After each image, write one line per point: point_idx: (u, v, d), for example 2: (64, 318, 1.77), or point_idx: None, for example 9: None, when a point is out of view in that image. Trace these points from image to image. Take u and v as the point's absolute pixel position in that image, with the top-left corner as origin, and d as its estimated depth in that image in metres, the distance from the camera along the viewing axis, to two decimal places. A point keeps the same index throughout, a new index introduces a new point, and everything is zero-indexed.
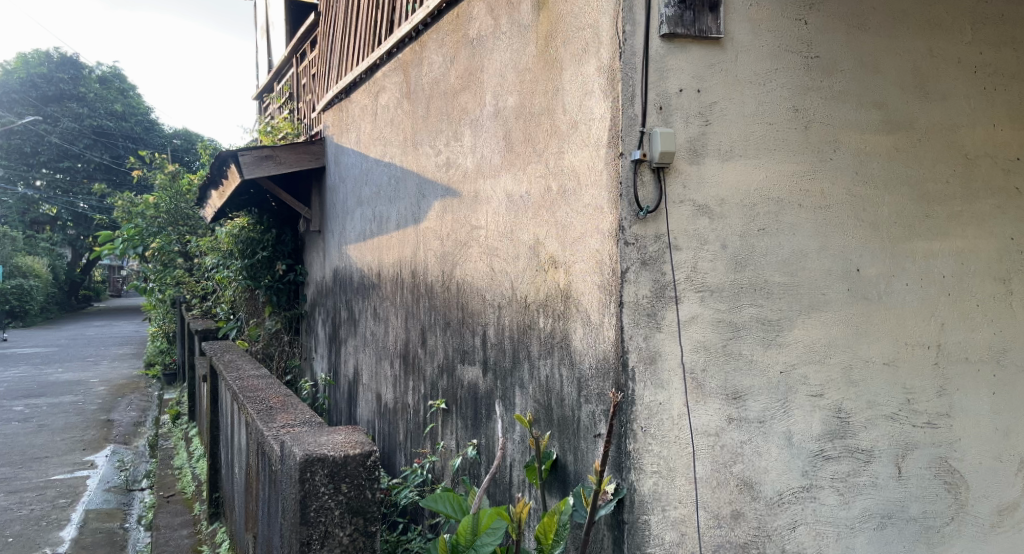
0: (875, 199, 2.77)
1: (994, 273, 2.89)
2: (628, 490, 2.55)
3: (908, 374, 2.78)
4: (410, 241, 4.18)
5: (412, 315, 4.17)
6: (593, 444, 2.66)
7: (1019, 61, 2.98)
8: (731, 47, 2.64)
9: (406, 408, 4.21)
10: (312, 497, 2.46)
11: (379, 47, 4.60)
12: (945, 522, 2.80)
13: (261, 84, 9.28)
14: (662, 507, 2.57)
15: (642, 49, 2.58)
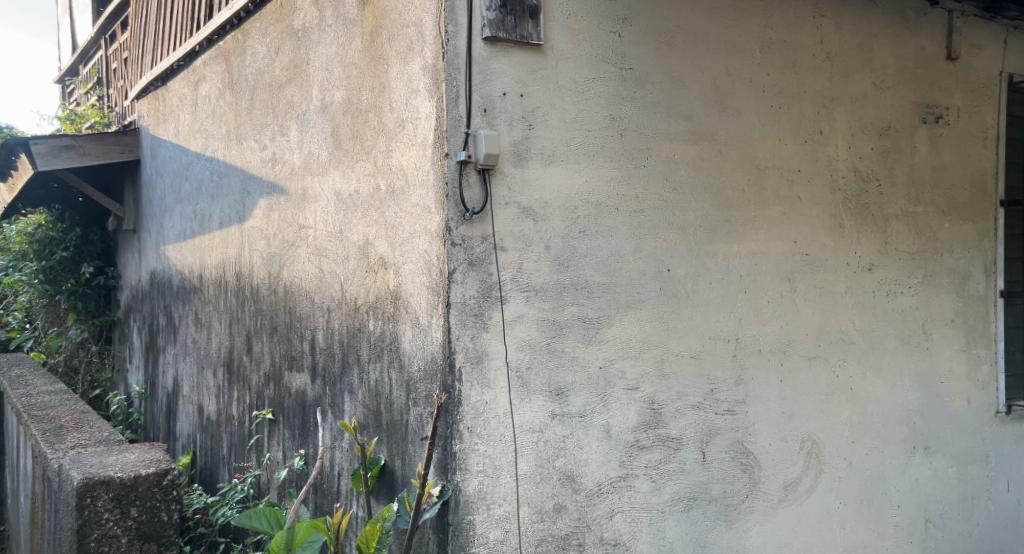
0: (681, 204, 2.99)
1: (781, 272, 3.26)
2: (453, 491, 2.55)
3: (711, 365, 3.04)
4: (234, 241, 3.94)
5: (235, 320, 3.92)
6: (419, 447, 2.63)
7: (799, 83, 3.36)
8: (551, 55, 2.72)
9: (230, 419, 3.95)
10: (92, 526, 2.33)
11: (196, 32, 4.30)
12: (741, 499, 3.09)
13: (62, 67, 8.39)
14: (487, 506, 2.59)
15: (464, 50, 2.58)
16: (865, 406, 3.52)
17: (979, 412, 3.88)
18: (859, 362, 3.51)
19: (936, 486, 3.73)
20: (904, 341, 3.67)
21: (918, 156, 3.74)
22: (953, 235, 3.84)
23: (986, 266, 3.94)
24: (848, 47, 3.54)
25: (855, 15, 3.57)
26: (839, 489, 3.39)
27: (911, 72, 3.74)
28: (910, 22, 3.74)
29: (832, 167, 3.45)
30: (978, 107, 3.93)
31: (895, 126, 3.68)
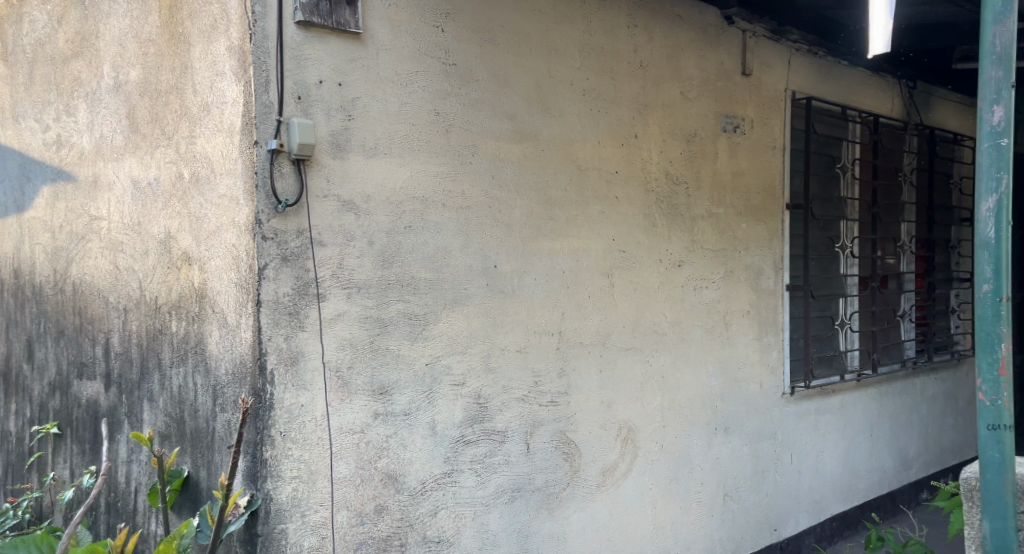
0: (507, 201, 3.04)
1: (600, 268, 3.41)
2: (263, 500, 2.41)
3: (536, 358, 3.14)
4: (11, 233, 3.53)
5: (13, 322, 3.51)
6: (225, 455, 2.50)
7: (616, 89, 3.51)
8: (371, 44, 2.65)
9: (6, 435, 3.55)
10: None
11: None
12: (563, 486, 3.22)
13: None
14: (301, 513, 2.48)
15: (275, 33, 2.46)
16: (675, 392, 3.74)
17: (769, 395, 4.24)
18: (670, 352, 3.73)
19: (734, 464, 4.04)
20: (709, 332, 3.94)
21: (720, 161, 4.01)
22: (748, 235, 4.15)
23: (776, 263, 4.30)
24: (659, 57, 3.73)
25: (664, 27, 3.77)
26: (650, 471, 3.62)
27: (713, 84, 4.00)
28: (711, 38, 3.99)
29: (646, 170, 3.63)
30: (769, 119, 4.27)
31: (701, 133, 3.92)
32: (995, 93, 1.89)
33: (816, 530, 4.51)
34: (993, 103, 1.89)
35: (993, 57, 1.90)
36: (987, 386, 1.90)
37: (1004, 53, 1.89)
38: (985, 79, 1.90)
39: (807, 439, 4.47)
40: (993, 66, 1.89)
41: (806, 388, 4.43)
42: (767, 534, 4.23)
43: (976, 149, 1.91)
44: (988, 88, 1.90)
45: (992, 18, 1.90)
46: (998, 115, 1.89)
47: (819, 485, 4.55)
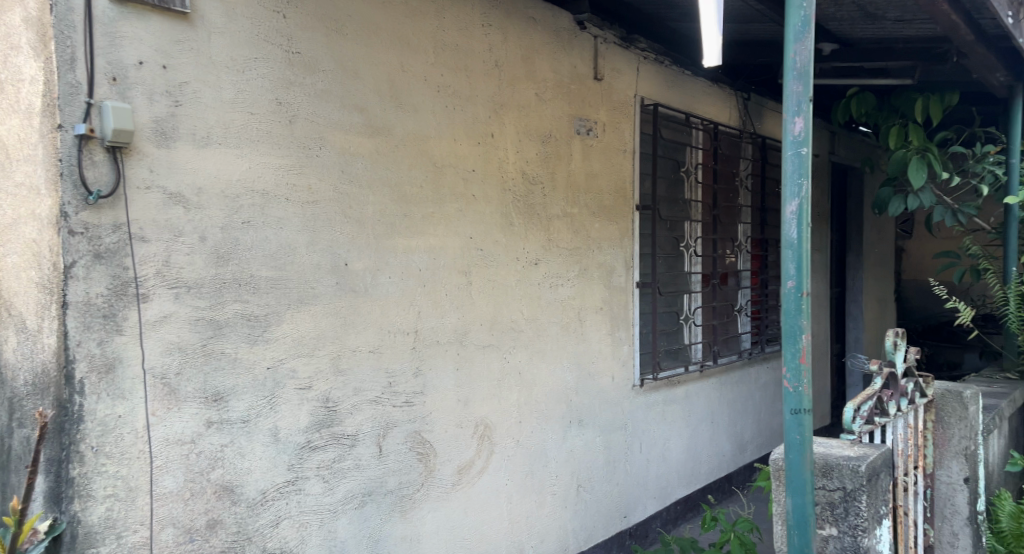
0: (359, 198, 2.95)
1: (457, 266, 3.42)
2: (68, 523, 2.21)
3: (389, 358, 3.08)
4: None
5: None
6: (22, 476, 2.27)
7: (471, 86, 3.51)
8: (200, 25, 2.49)
9: None
10: None
11: None
12: (416, 489, 3.18)
13: None
14: (116, 535, 2.30)
15: (81, 7, 2.26)
16: (530, 389, 3.81)
17: (620, 387, 4.37)
18: (526, 347, 3.80)
19: (586, 454, 4.14)
20: (564, 328, 4.03)
21: (574, 163, 4.08)
22: (601, 234, 4.25)
23: (626, 261, 4.43)
24: (514, 58, 3.76)
25: (519, 28, 3.78)
26: (506, 467, 3.66)
27: (567, 88, 4.06)
28: (564, 42, 4.05)
29: (503, 169, 3.66)
30: (620, 124, 4.39)
31: (555, 135, 3.98)
32: (797, 106, 2.17)
33: (662, 514, 4.69)
34: (795, 115, 2.16)
35: (795, 73, 2.18)
36: (791, 374, 2.19)
37: (804, 70, 2.16)
38: (789, 93, 2.18)
39: (655, 427, 4.63)
40: (795, 81, 2.17)
41: (654, 380, 4.60)
42: (616, 521, 4.34)
43: (782, 157, 2.19)
44: (790, 101, 2.18)
45: (793, 37, 2.17)
46: (798, 127, 2.16)
47: (665, 471, 4.73)
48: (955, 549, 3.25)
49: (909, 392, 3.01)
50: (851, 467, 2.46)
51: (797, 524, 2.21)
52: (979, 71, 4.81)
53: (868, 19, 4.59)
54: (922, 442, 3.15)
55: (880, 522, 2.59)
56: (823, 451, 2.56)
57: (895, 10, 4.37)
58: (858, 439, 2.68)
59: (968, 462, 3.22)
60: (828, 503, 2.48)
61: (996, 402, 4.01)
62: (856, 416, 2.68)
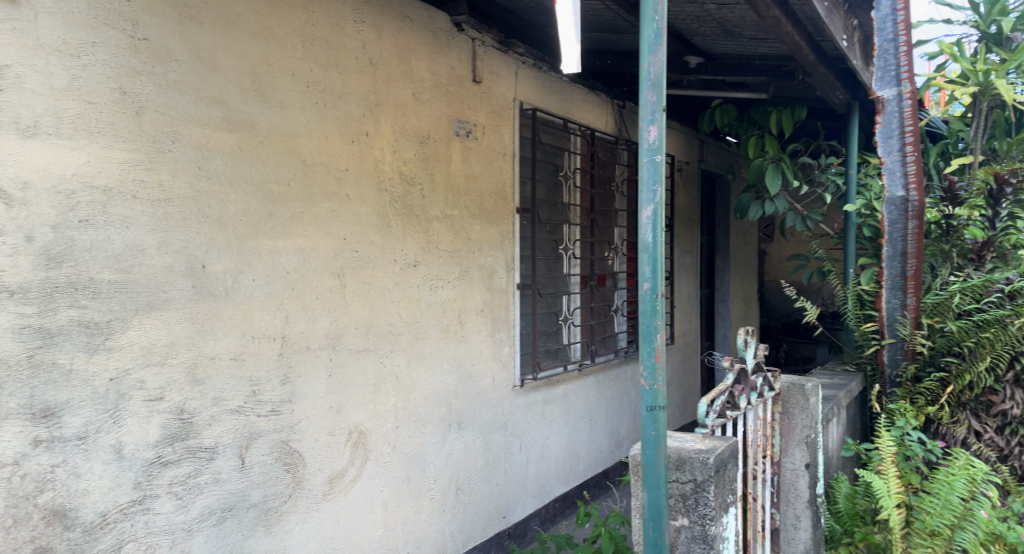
0: (219, 196, 2.93)
1: (329, 268, 3.37)
2: None
3: (253, 366, 3.04)
4: None
5: None
6: None
7: (344, 84, 3.44)
8: (27, 5, 2.48)
9: None
10: None
11: None
12: (283, 500, 3.15)
13: None
14: None
15: None
16: (409, 393, 3.75)
17: (501, 388, 4.35)
18: (404, 352, 3.74)
19: (465, 458, 4.09)
20: (444, 331, 3.97)
21: (454, 165, 4.03)
22: (482, 236, 4.22)
23: (507, 263, 4.41)
24: (389, 57, 3.67)
25: (393, 26, 3.70)
26: (381, 474, 3.60)
27: (445, 89, 4.01)
28: (441, 42, 3.99)
29: (379, 169, 3.60)
30: (499, 127, 4.37)
31: (434, 135, 3.92)
32: (651, 115, 2.40)
33: (541, 513, 4.69)
34: (650, 123, 2.39)
35: (650, 83, 2.41)
36: (648, 371, 2.40)
37: (657, 80, 2.40)
38: (644, 102, 2.40)
39: (534, 427, 4.64)
40: (650, 90, 2.40)
41: (534, 380, 4.62)
42: (496, 522, 4.31)
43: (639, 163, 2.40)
44: (645, 110, 2.41)
45: (647, 49, 2.41)
46: (653, 135, 2.39)
47: (544, 469, 4.74)
48: (797, 530, 3.43)
49: (758, 385, 3.13)
50: (701, 459, 2.54)
51: (653, 516, 2.42)
52: (822, 89, 5.12)
53: (727, 36, 4.78)
54: (770, 432, 3.28)
55: (727, 509, 2.69)
56: (677, 445, 2.62)
57: (750, 28, 4.59)
58: (710, 433, 2.74)
59: (809, 450, 3.38)
60: (681, 495, 2.56)
61: (834, 392, 4.21)
62: (709, 410, 2.75)
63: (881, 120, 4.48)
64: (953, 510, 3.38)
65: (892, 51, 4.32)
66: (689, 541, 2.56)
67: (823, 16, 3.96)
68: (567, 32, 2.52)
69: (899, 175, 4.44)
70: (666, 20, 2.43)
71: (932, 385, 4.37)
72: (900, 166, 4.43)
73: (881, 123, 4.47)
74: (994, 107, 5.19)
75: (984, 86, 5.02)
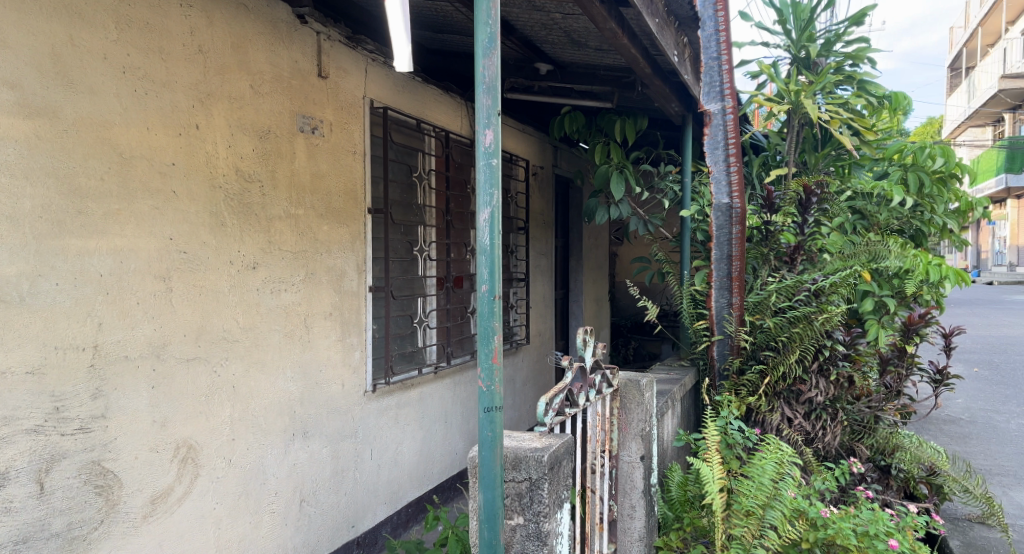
0: (11, 189, 2.68)
1: (152, 270, 3.09)
2: None
3: (55, 381, 2.78)
4: None
5: None
6: None
7: (170, 73, 3.18)
8: None
9: None
10: None
11: None
12: (93, 527, 2.87)
13: None
14: None
15: None
16: (246, 403, 3.51)
17: (351, 394, 4.17)
18: (242, 359, 3.50)
19: (310, 467, 3.88)
20: (287, 336, 3.76)
21: (298, 161, 3.82)
22: (330, 237, 4.03)
23: (358, 265, 4.23)
24: (222, 45, 3.43)
25: (226, 13, 3.46)
26: (215, 490, 3.35)
27: (287, 83, 3.79)
28: (281, 34, 3.77)
29: (211, 165, 3.35)
30: (348, 125, 4.18)
31: (275, 131, 3.70)
32: (487, 118, 2.34)
33: (392, 519, 4.54)
34: (486, 127, 2.33)
35: (485, 86, 2.35)
36: (486, 373, 2.34)
37: (492, 84, 2.34)
38: (479, 105, 2.33)
39: (385, 432, 4.48)
40: (485, 94, 2.33)
41: (387, 385, 4.45)
42: (344, 531, 4.13)
43: (475, 166, 2.33)
44: (481, 113, 2.34)
45: (482, 52, 2.34)
46: (489, 139, 2.33)
47: (396, 474, 4.59)
48: (633, 520, 3.49)
49: (597, 383, 3.14)
50: (536, 457, 2.50)
51: (488, 518, 2.37)
52: (658, 100, 5.28)
53: (572, 45, 4.84)
54: (608, 427, 3.31)
55: (562, 505, 2.67)
56: (514, 444, 2.57)
57: (593, 38, 4.66)
58: (548, 431, 2.72)
59: (645, 442, 3.45)
60: (516, 494, 2.52)
61: (669, 386, 4.35)
62: (548, 408, 2.70)
63: (708, 133, 4.65)
64: (764, 490, 3.53)
65: (717, 68, 4.51)
66: (523, 539, 2.52)
67: (657, 31, 4.06)
68: (398, 34, 2.45)
69: (724, 183, 4.64)
70: (499, 23, 2.37)
71: (753, 378, 4.56)
72: (725, 174, 4.62)
73: (707, 135, 4.64)
74: (804, 124, 5.52)
75: (796, 105, 5.31)
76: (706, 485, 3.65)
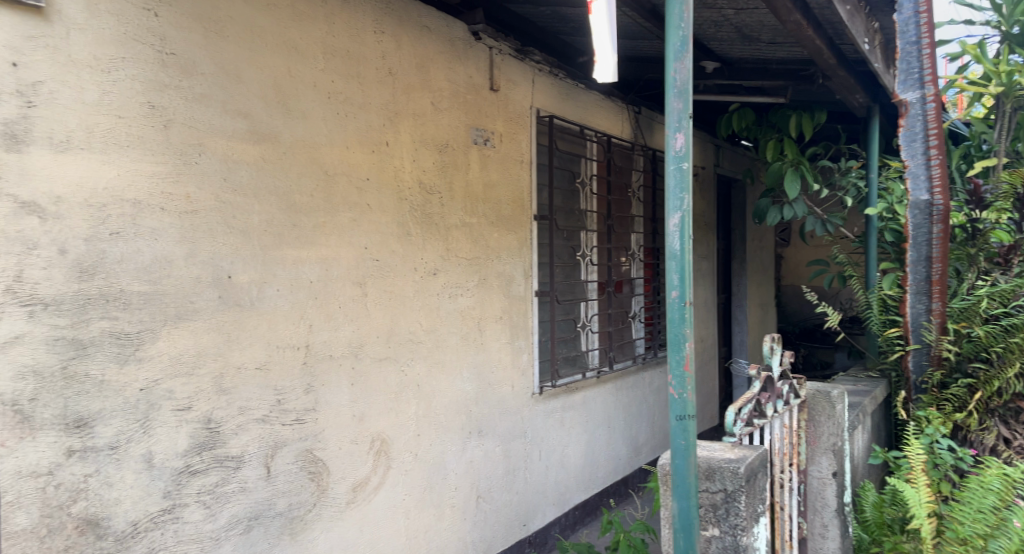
0: (244, 207, 2.98)
1: (351, 277, 3.39)
2: None
3: (277, 376, 3.09)
4: None
5: None
6: None
7: (365, 95, 3.47)
8: (58, 21, 2.49)
9: None
10: None
11: None
12: (308, 509, 3.18)
13: None
14: None
15: None
16: (429, 401, 3.76)
17: (520, 396, 4.35)
18: (425, 359, 3.75)
19: (485, 465, 4.09)
20: (463, 338, 3.98)
21: (472, 172, 4.04)
22: (500, 243, 4.22)
23: (525, 270, 4.41)
24: (408, 66, 3.70)
25: (412, 36, 3.72)
26: (404, 482, 3.61)
27: (463, 98, 4.02)
28: (459, 52, 4.00)
29: (399, 179, 3.62)
30: (516, 135, 4.36)
31: (453, 144, 3.93)
32: (678, 122, 2.40)
33: (561, 520, 4.68)
34: (677, 130, 2.39)
35: (675, 90, 2.40)
36: (678, 380, 2.39)
37: (683, 88, 2.39)
38: (671, 109, 2.40)
39: (553, 434, 4.63)
40: (676, 97, 2.39)
41: (553, 387, 4.59)
42: (517, 530, 4.31)
43: (665, 170, 2.39)
44: (672, 116, 2.41)
45: (674, 56, 2.40)
46: (680, 142, 2.39)
47: (564, 477, 4.73)
48: (825, 541, 3.41)
49: (783, 393, 3.11)
50: (732, 469, 2.53)
51: (684, 526, 2.40)
52: (842, 93, 5.11)
53: (744, 40, 4.78)
54: (796, 440, 3.24)
55: (758, 519, 2.68)
56: (707, 454, 2.62)
57: (766, 32, 4.59)
58: (738, 441, 2.75)
59: (836, 458, 3.38)
60: (711, 505, 2.56)
61: (860, 398, 4.21)
62: (736, 419, 2.74)
63: (905, 124, 4.43)
64: (985, 519, 3.32)
65: (915, 54, 4.26)
66: (720, 551, 2.55)
67: (845, 21, 3.94)
68: (603, 46, 2.47)
69: (923, 178, 4.39)
70: (691, 26, 2.42)
71: (960, 392, 4.32)
72: (925, 169, 4.37)
73: (904, 126, 4.41)
74: (1018, 108, 5.16)
75: (1009, 87, 4.99)
76: (912, 508, 3.50)
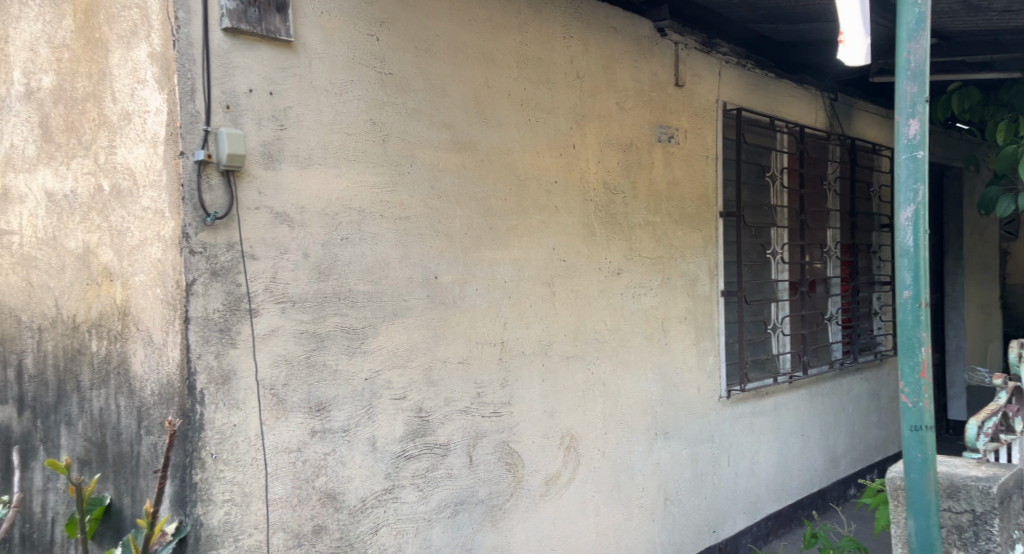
0: (448, 212, 3.19)
1: (540, 277, 3.52)
2: (192, 525, 2.51)
3: (477, 370, 3.27)
4: None
5: None
6: (151, 480, 2.62)
7: (554, 99, 3.59)
8: (303, 52, 2.78)
9: None
10: None
11: None
12: (505, 498, 3.34)
13: None
14: (234, 538, 2.60)
15: (199, 39, 2.57)
16: (616, 400, 3.82)
17: (706, 399, 4.30)
18: (610, 358, 3.81)
19: (672, 468, 4.09)
20: (647, 338, 4.00)
21: (655, 170, 4.05)
22: (684, 242, 4.20)
23: (710, 269, 4.36)
24: (596, 69, 3.78)
25: (599, 38, 3.80)
26: (593, 478, 3.70)
27: (648, 95, 4.04)
28: (645, 49, 4.04)
29: (585, 178, 3.70)
30: (701, 130, 4.32)
31: (637, 143, 3.97)
32: (911, 108, 2.18)
33: (752, 530, 4.57)
34: (910, 117, 2.17)
35: (908, 73, 2.19)
36: (912, 388, 2.18)
37: (918, 71, 2.18)
38: (903, 94, 2.19)
39: (742, 439, 4.53)
40: (910, 80, 2.18)
41: (742, 391, 4.49)
42: (706, 536, 4.27)
43: (896, 161, 2.19)
44: (904, 102, 2.19)
45: (908, 36, 2.19)
46: (914, 129, 2.17)
47: (754, 485, 4.61)
48: None
49: None
50: (981, 489, 2.38)
51: (923, 546, 2.20)
52: None
53: (969, 11, 4.40)
54: None
55: (1015, 544, 2.51)
56: (948, 471, 2.48)
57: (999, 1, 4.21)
58: (984, 458, 2.60)
59: None
60: (956, 526, 2.42)
61: None
62: (980, 433, 2.62)
63: None
64: None
65: None
66: None
67: None
68: (853, 27, 2.33)
69: None
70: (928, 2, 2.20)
71: None
72: None
73: None
74: None
75: None
76: None
